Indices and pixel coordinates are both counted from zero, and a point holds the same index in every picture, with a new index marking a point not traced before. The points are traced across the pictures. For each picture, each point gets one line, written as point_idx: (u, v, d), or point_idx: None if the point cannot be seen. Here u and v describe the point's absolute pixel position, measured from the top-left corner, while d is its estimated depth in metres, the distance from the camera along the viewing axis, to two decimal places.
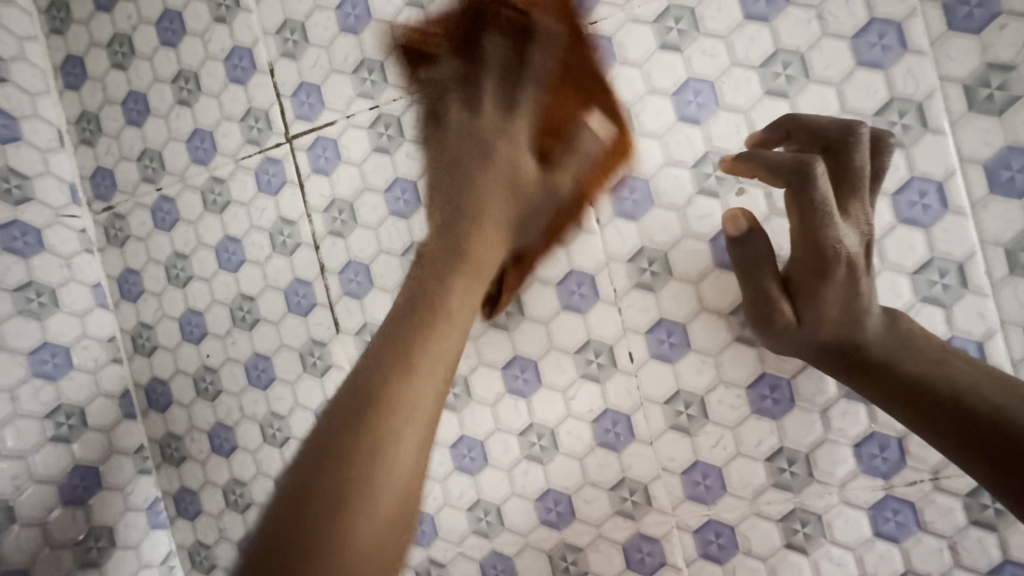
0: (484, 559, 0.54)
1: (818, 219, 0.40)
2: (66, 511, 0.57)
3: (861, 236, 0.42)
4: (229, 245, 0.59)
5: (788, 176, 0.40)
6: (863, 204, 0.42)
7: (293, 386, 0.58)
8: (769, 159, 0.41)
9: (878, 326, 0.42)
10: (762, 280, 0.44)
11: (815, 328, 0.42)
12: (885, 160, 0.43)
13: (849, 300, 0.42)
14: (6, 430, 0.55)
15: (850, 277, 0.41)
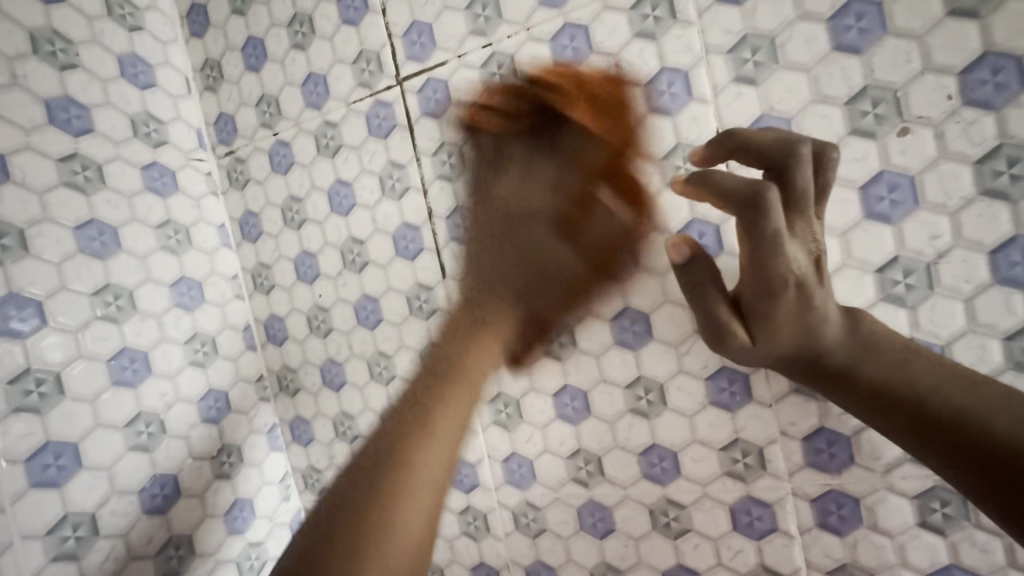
0: (582, 506, 0.55)
1: (773, 249, 0.36)
2: (206, 428, 0.62)
3: (809, 253, 0.38)
4: (341, 188, 0.61)
5: (739, 208, 0.36)
6: (812, 225, 0.38)
7: (399, 327, 0.60)
8: (723, 185, 0.37)
9: (841, 334, 0.40)
10: (714, 303, 0.40)
11: (768, 349, 0.40)
12: (827, 177, 0.39)
13: (806, 316, 0.39)
14: (156, 352, 0.59)
15: (807, 295, 0.38)
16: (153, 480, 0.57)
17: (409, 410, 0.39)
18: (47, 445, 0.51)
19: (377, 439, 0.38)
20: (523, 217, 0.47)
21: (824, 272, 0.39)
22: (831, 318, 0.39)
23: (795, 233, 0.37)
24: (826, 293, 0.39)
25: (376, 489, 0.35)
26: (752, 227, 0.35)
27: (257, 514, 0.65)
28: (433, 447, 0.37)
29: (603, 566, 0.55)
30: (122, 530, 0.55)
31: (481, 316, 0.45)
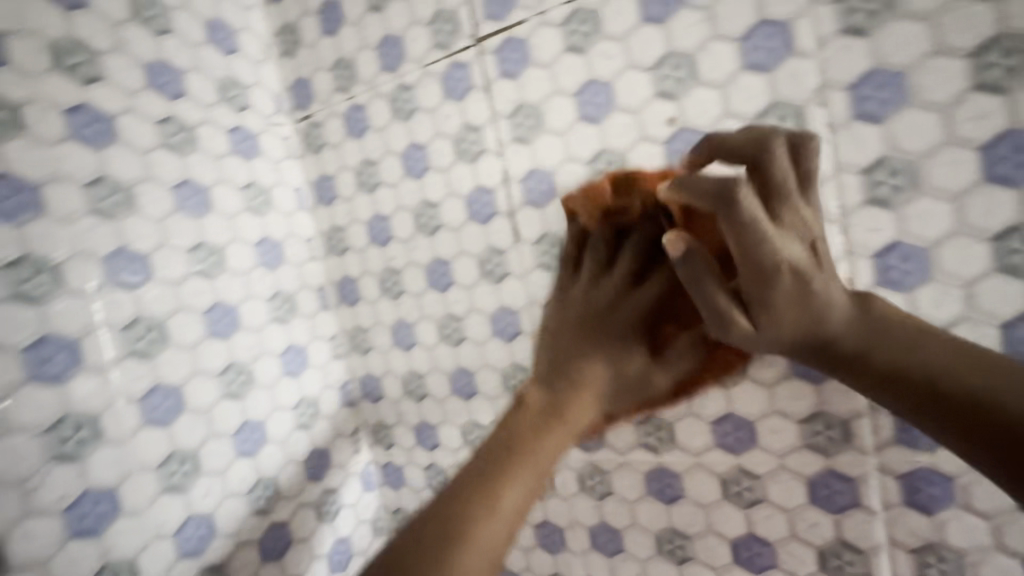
0: (651, 472, 0.55)
1: (752, 246, 0.36)
2: (316, 373, 0.67)
3: (804, 240, 0.38)
4: (415, 152, 0.61)
5: (716, 204, 0.35)
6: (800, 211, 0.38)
7: (470, 291, 0.61)
8: (688, 180, 0.36)
9: (847, 317, 0.38)
10: (710, 295, 0.39)
11: (772, 336, 0.38)
12: (810, 164, 0.39)
13: (812, 303, 0.37)
14: (244, 307, 0.60)
15: (806, 282, 0.37)
16: (271, 416, 0.61)
17: (497, 451, 0.45)
18: (231, 363, 0.58)
19: (452, 497, 0.43)
20: (589, 314, 0.46)
21: (821, 254, 0.38)
22: (837, 304, 0.38)
23: (783, 221, 0.37)
24: (827, 277, 0.38)
25: (448, 544, 0.40)
26: (732, 223, 0.35)
27: (334, 464, 0.67)
28: (499, 523, 0.42)
29: (669, 530, 0.56)
30: (223, 469, 0.56)
31: (571, 373, 0.46)
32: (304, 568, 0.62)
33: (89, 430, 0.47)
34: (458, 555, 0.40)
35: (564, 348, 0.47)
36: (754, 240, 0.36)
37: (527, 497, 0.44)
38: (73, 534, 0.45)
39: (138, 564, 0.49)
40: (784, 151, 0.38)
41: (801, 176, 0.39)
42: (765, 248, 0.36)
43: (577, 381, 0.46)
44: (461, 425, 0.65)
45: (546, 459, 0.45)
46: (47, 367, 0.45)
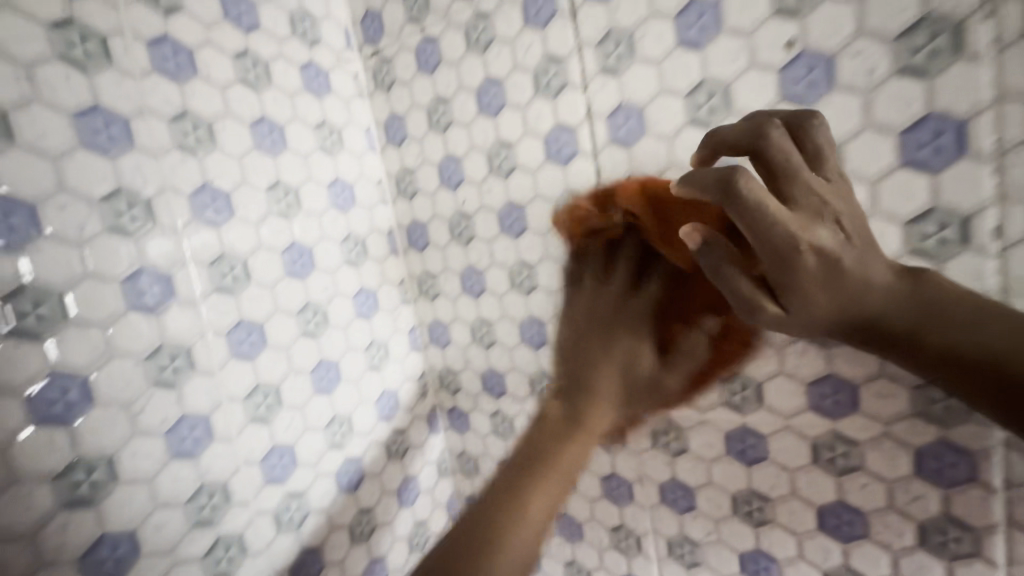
0: (732, 432, 0.53)
1: (766, 232, 0.35)
2: (386, 317, 0.68)
3: (830, 220, 0.36)
4: (491, 87, 0.58)
5: (719, 196, 0.35)
6: (821, 191, 0.36)
7: (545, 237, 0.58)
8: (697, 177, 0.37)
9: (888, 296, 0.37)
10: (732, 281, 0.38)
11: (807, 321, 0.37)
12: (815, 139, 0.38)
13: (842, 283, 0.36)
14: (319, 248, 0.60)
15: (837, 264, 0.36)
16: (345, 355, 0.62)
17: (517, 468, 0.47)
18: (307, 303, 0.59)
19: (489, 498, 0.46)
20: (611, 316, 0.48)
21: (855, 233, 0.36)
22: (876, 282, 0.37)
23: (799, 201, 0.36)
24: (861, 252, 0.36)
25: (473, 550, 0.43)
26: (741, 213, 0.35)
27: (402, 406, 0.69)
28: (534, 510, 0.45)
29: (748, 492, 0.53)
30: (303, 404, 0.58)
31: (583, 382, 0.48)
32: (375, 501, 0.65)
33: (184, 360, 0.48)
34: (501, 518, 0.44)
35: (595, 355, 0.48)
36: (771, 226, 0.34)
37: (556, 500, 0.46)
38: (174, 455, 0.47)
39: (232, 487, 0.51)
40: (784, 136, 0.37)
41: (813, 156, 0.38)
42: (780, 230, 0.34)
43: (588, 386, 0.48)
44: (529, 374, 0.64)
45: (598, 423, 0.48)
46: (144, 297, 0.46)
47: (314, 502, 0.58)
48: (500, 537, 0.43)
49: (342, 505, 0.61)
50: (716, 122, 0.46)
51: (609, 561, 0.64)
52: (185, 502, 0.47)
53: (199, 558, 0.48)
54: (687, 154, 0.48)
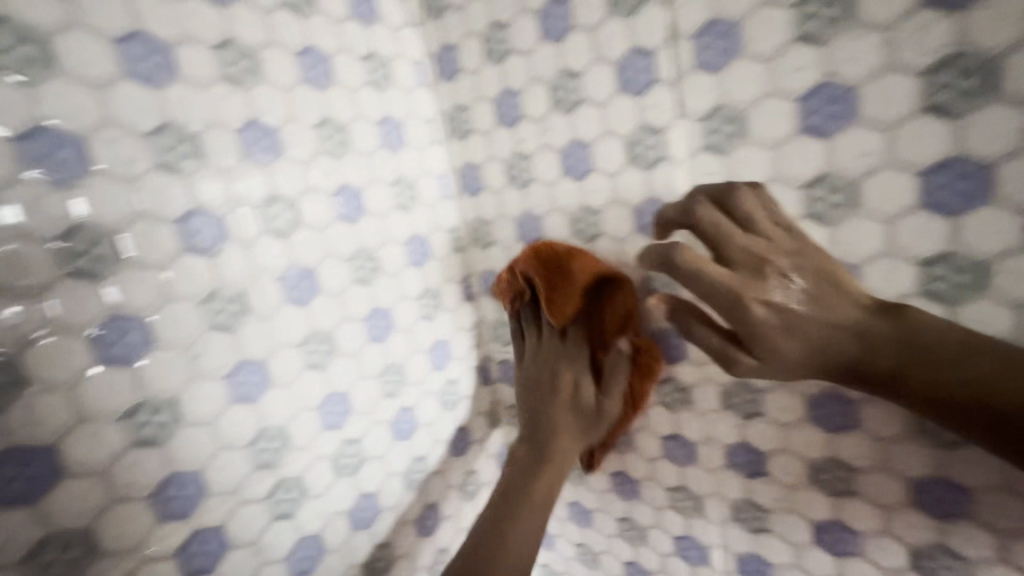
0: (817, 396, 0.48)
1: (710, 294, 0.39)
2: (438, 266, 0.65)
3: (773, 276, 0.38)
4: (557, 8, 0.51)
5: (663, 269, 0.42)
6: (756, 249, 0.39)
7: (613, 179, 0.52)
8: (645, 251, 0.43)
9: (859, 336, 0.37)
10: (704, 337, 0.43)
11: (782, 367, 0.39)
12: (743, 207, 0.41)
13: (799, 332, 0.38)
14: (369, 191, 0.57)
15: (788, 313, 0.38)
16: (398, 304, 0.60)
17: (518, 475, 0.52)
18: (359, 249, 0.56)
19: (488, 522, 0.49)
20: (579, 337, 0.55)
21: (806, 283, 0.38)
22: (842, 323, 0.37)
23: (736, 262, 0.40)
24: (815, 302, 0.38)
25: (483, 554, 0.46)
26: (685, 279, 0.40)
27: (454, 357, 0.67)
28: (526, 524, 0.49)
29: (829, 460, 0.49)
30: (357, 351, 0.56)
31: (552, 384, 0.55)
32: (428, 450, 0.64)
33: (239, 304, 0.47)
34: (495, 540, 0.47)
35: (560, 364, 0.55)
36: (712, 288, 0.39)
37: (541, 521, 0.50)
38: (234, 399, 0.46)
39: (290, 431, 0.51)
40: (712, 209, 0.42)
41: (745, 219, 0.41)
42: (720, 288, 0.39)
43: (555, 386, 0.55)
44: None
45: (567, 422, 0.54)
46: (197, 239, 0.44)
47: (369, 449, 0.58)
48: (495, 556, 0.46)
49: (396, 453, 0.61)
50: (831, 37, 0.39)
51: (666, 520, 0.62)
52: (247, 445, 0.47)
53: (262, 498, 0.49)
54: (791, 78, 0.41)
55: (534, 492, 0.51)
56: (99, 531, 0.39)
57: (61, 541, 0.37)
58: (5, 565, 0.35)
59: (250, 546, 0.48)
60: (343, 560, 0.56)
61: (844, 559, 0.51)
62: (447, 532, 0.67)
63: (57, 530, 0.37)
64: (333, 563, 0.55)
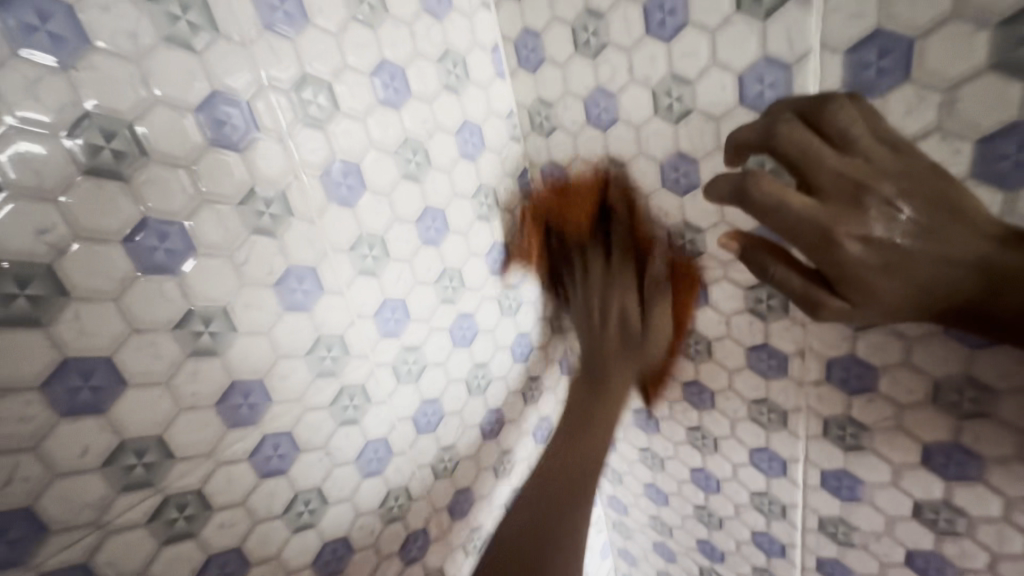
0: None
1: (790, 228, 0.31)
2: (494, 159, 0.58)
3: (875, 209, 0.30)
4: None
5: (735, 204, 0.34)
6: (854, 171, 0.30)
7: (713, 38, 0.41)
8: (712, 184, 0.35)
9: (980, 271, 0.30)
10: (783, 279, 0.35)
11: (880, 311, 0.32)
12: (837, 120, 0.32)
13: (903, 271, 0.30)
14: (413, 70, 0.49)
15: (892, 247, 0.30)
16: (451, 202, 0.55)
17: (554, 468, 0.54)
18: (406, 140, 0.50)
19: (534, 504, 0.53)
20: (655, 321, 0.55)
21: (919, 211, 0.30)
22: (958, 257, 0.30)
23: (825, 189, 0.31)
24: (926, 236, 0.30)
25: (541, 537, 0.51)
26: (760, 214, 0.32)
27: (514, 260, 0.62)
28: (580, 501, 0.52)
29: (960, 379, 0.41)
30: (410, 256, 0.52)
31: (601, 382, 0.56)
32: (489, 356, 0.62)
33: (280, 205, 0.42)
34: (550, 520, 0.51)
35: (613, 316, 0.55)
36: (793, 225, 0.31)
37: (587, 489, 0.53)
38: (287, 308, 0.44)
39: (348, 339, 0.49)
40: (796, 125, 0.33)
41: (837, 136, 0.32)
42: (804, 224, 0.31)
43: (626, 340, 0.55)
44: (667, 226, 0.52)
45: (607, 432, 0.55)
46: (224, 129, 0.39)
47: (430, 355, 0.56)
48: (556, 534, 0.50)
49: (457, 359, 0.59)
50: None
51: (743, 432, 0.58)
52: (306, 353, 0.46)
53: (326, 406, 0.48)
54: None
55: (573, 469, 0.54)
56: (172, 439, 0.39)
57: (135, 447, 0.37)
58: (87, 469, 0.35)
59: (321, 450, 0.48)
60: (412, 461, 0.56)
61: (958, 482, 0.46)
62: (510, 434, 0.67)
63: (130, 438, 0.37)
64: (402, 464, 0.55)
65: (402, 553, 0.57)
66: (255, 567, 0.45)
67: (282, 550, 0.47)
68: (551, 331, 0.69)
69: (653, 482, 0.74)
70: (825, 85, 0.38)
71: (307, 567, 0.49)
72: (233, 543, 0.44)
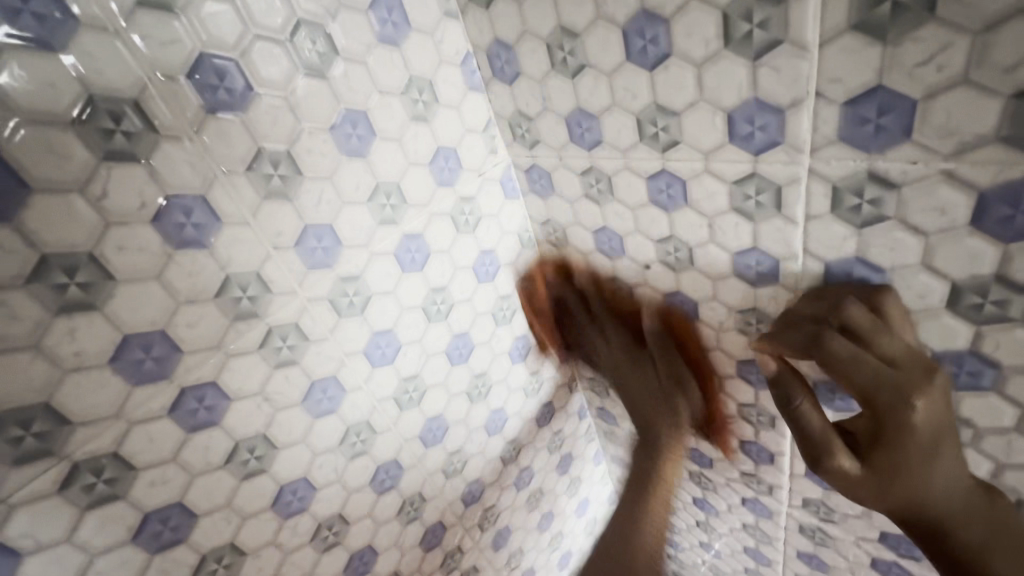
0: (996, 189, 0.30)
1: (865, 383, 0.34)
2: (426, 43, 0.47)
3: (933, 406, 0.33)
4: None
5: (805, 350, 0.37)
6: (917, 352, 0.35)
7: None
8: (773, 337, 0.40)
9: (957, 504, 0.35)
10: (804, 417, 0.38)
11: (877, 487, 0.35)
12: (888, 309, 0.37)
13: (903, 479, 0.34)
14: None
15: (916, 448, 0.33)
16: (376, 102, 0.45)
17: (625, 513, 0.59)
18: (301, 24, 0.40)
19: (612, 564, 0.58)
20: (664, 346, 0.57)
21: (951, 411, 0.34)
22: (948, 487, 0.34)
23: (897, 358, 0.35)
24: (950, 453, 0.34)
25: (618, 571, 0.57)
26: (832, 363, 0.35)
27: (465, 167, 0.54)
28: (657, 523, 0.58)
29: (984, 279, 0.34)
30: (330, 173, 0.44)
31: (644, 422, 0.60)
32: (448, 279, 0.56)
33: (137, 120, 0.34)
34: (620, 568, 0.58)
35: (629, 376, 0.60)
36: (873, 378, 0.34)
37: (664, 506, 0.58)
38: (177, 247, 0.37)
39: (267, 276, 0.42)
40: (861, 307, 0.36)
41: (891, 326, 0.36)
42: (884, 379, 0.34)
43: (652, 403, 0.59)
44: (636, 111, 0.43)
45: (677, 446, 0.58)
46: (25, 19, 0.30)
47: (374, 285, 0.50)
48: (631, 565, 0.57)
49: (409, 285, 0.52)
50: None
51: (731, 344, 0.52)
52: (215, 296, 0.40)
53: (255, 349, 0.43)
54: None
55: (654, 490, 0.58)
56: (63, 404, 0.35)
57: (19, 418, 0.33)
58: None
59: (257, 396, 0.44)
60: (370, 396, 0.53)
61: (969, 394, 0.39)
62: (483, 358, 0.63)
63: (8, 409, 0.33)
64: (359, 400, 0.52)
65: (372, 484, 0.56)
66: (204, 517, 0.44)
67: (232, 497, 0.45)
68: (520, 244, 0.62)
69: None
70: None
71: (266, 510, 0.48)
72: (173, 498, 0.41)
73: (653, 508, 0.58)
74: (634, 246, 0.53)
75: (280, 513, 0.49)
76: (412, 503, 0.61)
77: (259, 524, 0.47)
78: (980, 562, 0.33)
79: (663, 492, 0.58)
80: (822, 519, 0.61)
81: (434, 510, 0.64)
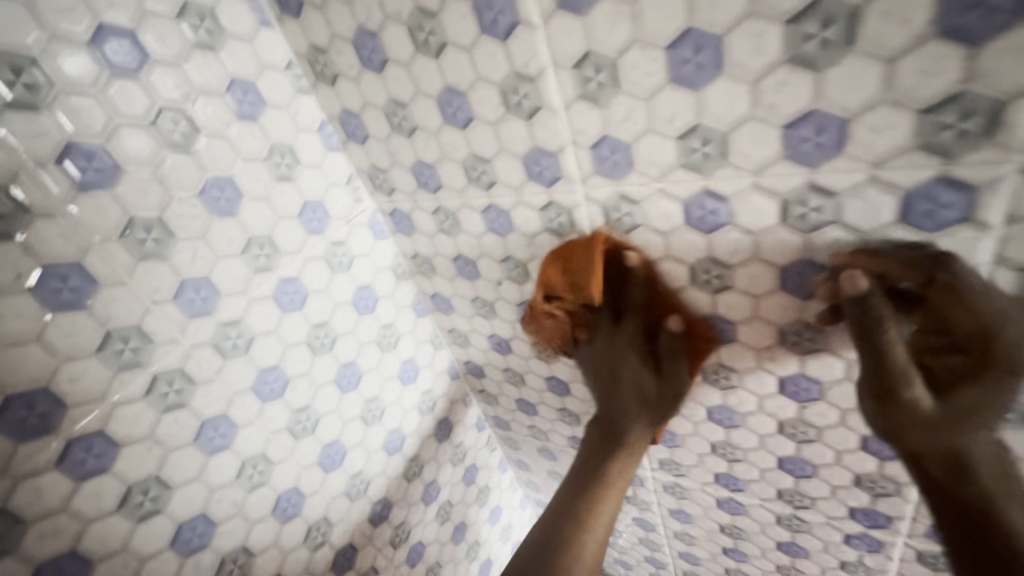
0: (691, 199, 0.44)
1: (981, 312, 0.35)
2: (281, 115, 0.55)
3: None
4: None
5: (922, 277, 0.36)
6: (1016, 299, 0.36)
7: None
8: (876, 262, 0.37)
9: (987, 457, 0.35)
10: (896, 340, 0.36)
11: (940, 413, 0.35)
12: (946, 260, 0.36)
13: (965, 416, 0.35)
14: (147, 31, 0.45)
15: (998, 383, 0.35)
16: (240, 168, 0.53)
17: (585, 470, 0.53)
18: (161, 110, 0.46)
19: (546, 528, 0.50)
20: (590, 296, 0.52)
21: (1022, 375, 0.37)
22: (986, 435, 0.35)
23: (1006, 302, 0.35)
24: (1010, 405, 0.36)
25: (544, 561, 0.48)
26: (956, 287, 0.35)
27: (333, 216, 0.62)
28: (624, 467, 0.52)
29: (705, 261, 0.47)
30: (202, 232, 0.50)
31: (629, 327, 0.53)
32: (329, 314, 0.63)
33: (9, 203, 0.39)
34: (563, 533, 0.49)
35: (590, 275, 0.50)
36: (996, 308, 0.35)
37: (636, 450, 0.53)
38: (56, 310, 0.42)
39: (147, 328, 0.47)
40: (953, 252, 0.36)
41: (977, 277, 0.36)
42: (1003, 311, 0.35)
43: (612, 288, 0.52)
44: (460, 160, 0.54)
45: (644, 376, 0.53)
46: None
47: (255, 326, 0.55)
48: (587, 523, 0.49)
49: (291, 324, 0.59)
50: None
51: None
52: (97, 351, 0.44)
53: (141, 397, 0.47)
54: None
55: (620, 443, 0.53)
56: None
57: None
58: None
59: (147, 440, 0.48)
60: (263, 429, 0.57)
61: (724, 344, 0.53)
62: (372, 383, 0.70)
63: None
64: (252, 434, 0.56)
65: (275, 514, 0.60)
66: (100, 563, 0.47)
67: (128, 541, 0.48)
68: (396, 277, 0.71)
69: (522, 397, 0.78)
70: (542, 7, 0.39)
71: (165, 550, 0.51)
72: (65, 547, 0.44)
73: (622, 449, 0.52)
74: (486, 268, 0.63)
75: (182, 550, 0.52)
76: (318, 528, 0.65)
77: (158, 565, 0.50)
78: (989, 508, 0.33)
79: (629, 452, 0.52)
80: (676, 474, 0.73)
81: (343, 533, 0.69)
